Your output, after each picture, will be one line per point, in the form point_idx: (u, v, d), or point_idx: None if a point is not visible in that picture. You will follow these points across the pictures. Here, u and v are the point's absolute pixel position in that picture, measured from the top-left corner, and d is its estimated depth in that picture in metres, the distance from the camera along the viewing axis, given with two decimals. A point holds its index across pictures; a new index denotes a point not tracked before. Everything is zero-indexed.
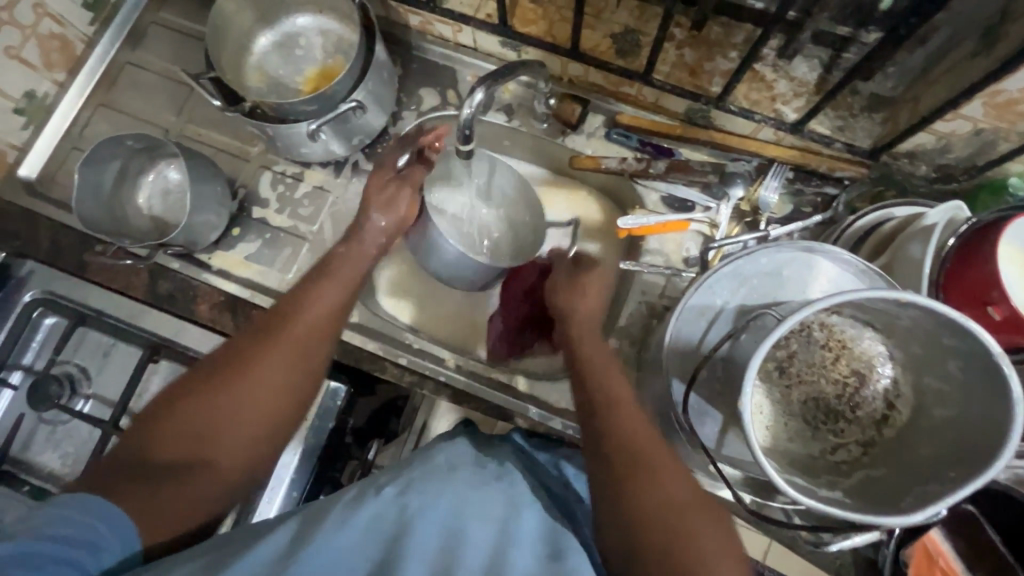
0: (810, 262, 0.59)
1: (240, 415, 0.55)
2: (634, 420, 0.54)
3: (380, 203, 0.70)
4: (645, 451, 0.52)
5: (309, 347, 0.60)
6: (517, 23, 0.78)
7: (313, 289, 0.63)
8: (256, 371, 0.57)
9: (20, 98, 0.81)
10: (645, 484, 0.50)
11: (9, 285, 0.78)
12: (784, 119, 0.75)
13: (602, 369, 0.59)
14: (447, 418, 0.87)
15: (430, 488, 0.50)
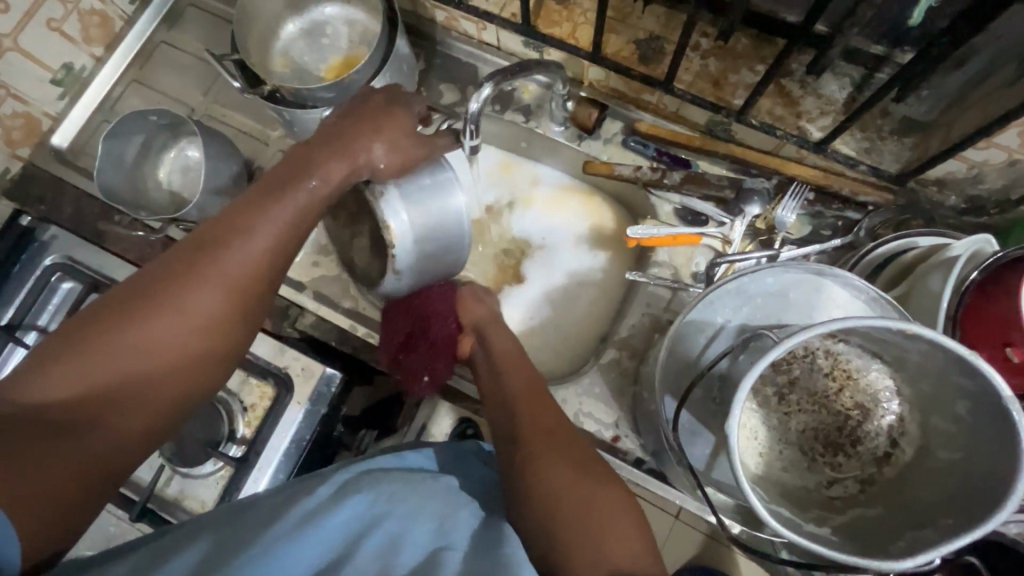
0: (820, 285, 0.56)
1: (168, 356, 0.48)
2: (540, 410, 0.58)
3: (392, 138, 0.63)
4: (550, 428, 0.56)
5: (251, 283, 0.53)
6: (539, 24, 0.78)
7: (256, 216, 0.55)
8: (185, 309, 0.49)
9: (58, 70, 0.84)
10: (550, 456, 0.52)
11: (33, 248, 0.82)
12: (808, 137, 0.72)
13: (509, 368, 0.64)
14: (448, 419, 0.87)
15: (366, 483, 0.50)
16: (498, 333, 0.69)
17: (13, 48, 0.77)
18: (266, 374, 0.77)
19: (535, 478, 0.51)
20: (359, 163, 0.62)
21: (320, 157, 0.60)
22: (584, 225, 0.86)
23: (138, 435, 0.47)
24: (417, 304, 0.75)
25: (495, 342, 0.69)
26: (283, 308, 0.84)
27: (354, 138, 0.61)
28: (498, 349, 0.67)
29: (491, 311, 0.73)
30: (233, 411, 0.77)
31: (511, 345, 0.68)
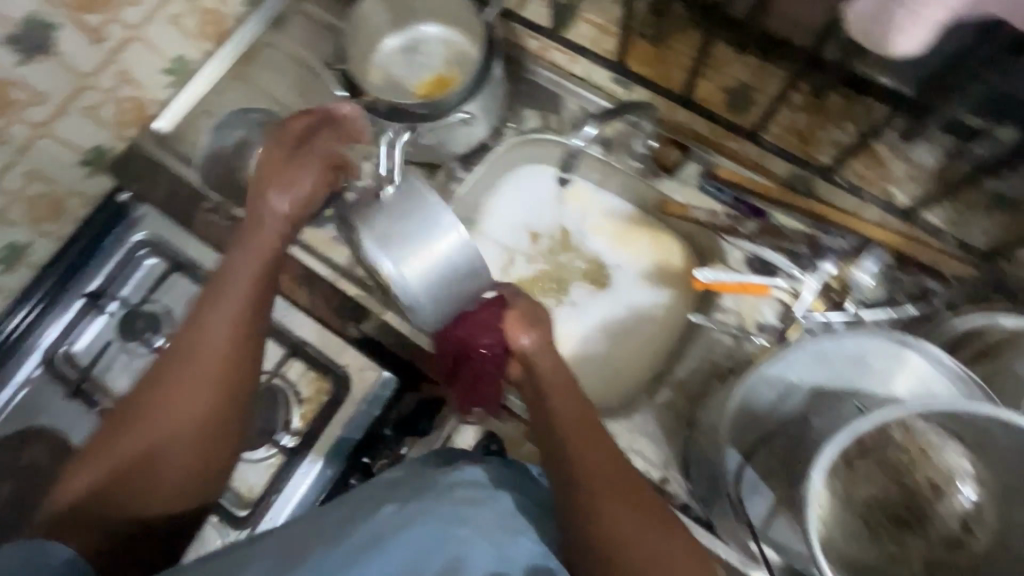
0: (902, 355, 0.55)
1: (162, 433, 0.55)
2: (596, 448, 0.53)
3: (285, 180, 0.64)
4: (610, 482, 0.52)
5: (225, 351, 0.57)
6: (631, 62, 0.80)
7: (219, 289, 0.59)
8: (169, 390, 0.55)
9: (171, 60, 0.89)
10: (611, 516, 0.50)
11: (126, 222, 0.89)
12: (894, 202, 0.74)
13: (564, 391, 0.57)
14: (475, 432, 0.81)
15: (431, 505, 0.52)
16: (548, 363, 0.58)
17: (139, 37, 0.82)
18: (328, 370, 0.81)
19: (601, 540, 0.49)
20: (261, 215, 0.63)
21: (254, 218, 0.62)
22: (650, 261, 0.87)
23: (158, 500, 0.55)
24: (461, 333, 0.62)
25: (540, 378, 0.58)
26: (349, 306, 0.83)
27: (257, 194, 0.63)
28: (543, 385, 0.58)
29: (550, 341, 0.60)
30: (289, 400, 0.81)
31: (559, 377, 0.58)
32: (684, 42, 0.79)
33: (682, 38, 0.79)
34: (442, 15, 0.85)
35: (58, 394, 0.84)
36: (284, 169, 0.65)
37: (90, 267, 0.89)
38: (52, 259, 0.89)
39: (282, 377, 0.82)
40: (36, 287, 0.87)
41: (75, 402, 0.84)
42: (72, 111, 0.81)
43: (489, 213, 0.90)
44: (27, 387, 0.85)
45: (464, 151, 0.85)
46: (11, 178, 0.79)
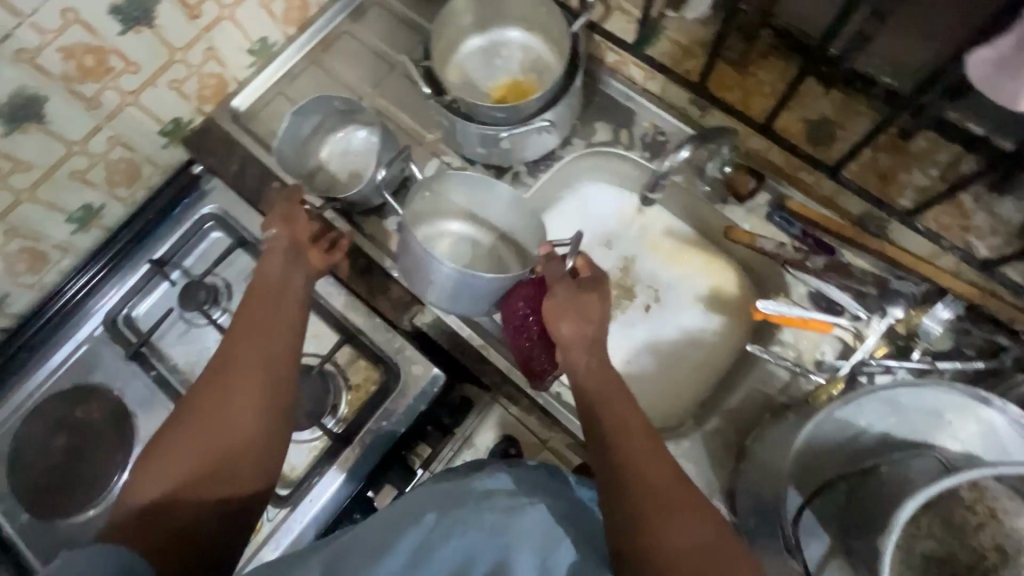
0: (977, 412, 0.53)
1: (219, 441, 0.53)
2: (646, 454, 0.51)
3: (277, 220, 0.71)
4: (658, 489, 0.48)
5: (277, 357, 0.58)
6: (711, 86, 0.80)
7: (259, 309, 0.61)
8: (224, 397, 0.54)
9: (255, 42, 0.91)
10: (664, 529, 0.46)
11: (196, 195, 0.92)
12: (974, 253, 0.70)
13: (614, 391, 0.56)
14: (492, 430, 0.91)
15: (470, 514, 0.52)
16: (583, 361, 0.58)
17: (229, 17, 0.84)
18: (379, 360, 0.82)
19: (659, 558, 0.45)
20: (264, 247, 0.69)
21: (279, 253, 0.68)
22: (706, 284, 0.86)
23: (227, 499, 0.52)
24: (512, 311, 0.73)
25: (578, 372, 0.58)
26: (405, 301, 0.85)
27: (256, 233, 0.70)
28: (582, 384, 0.57)
29: (598, 332, 0.60)
30: (339, 386, 0.83)
31: (602, 376, 0.57)
32: (769, 71, 0.77)
33: (765, 66, 0.78)
34: (525, 20, 0.85)
35: (116, 355, 0.87)
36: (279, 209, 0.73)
37: (159, 235, 0.92)
38: (121, 224, 0.93)
39: (333, 363, 0.84)
40: (106, 247, 0.92)
41: (132, 364, 0.86)
42: (159, 83, 0.83)
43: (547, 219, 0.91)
44: (87, 344, 0.88)
45: (535, 156, 0.84)
46: (97, 142, 0.81)
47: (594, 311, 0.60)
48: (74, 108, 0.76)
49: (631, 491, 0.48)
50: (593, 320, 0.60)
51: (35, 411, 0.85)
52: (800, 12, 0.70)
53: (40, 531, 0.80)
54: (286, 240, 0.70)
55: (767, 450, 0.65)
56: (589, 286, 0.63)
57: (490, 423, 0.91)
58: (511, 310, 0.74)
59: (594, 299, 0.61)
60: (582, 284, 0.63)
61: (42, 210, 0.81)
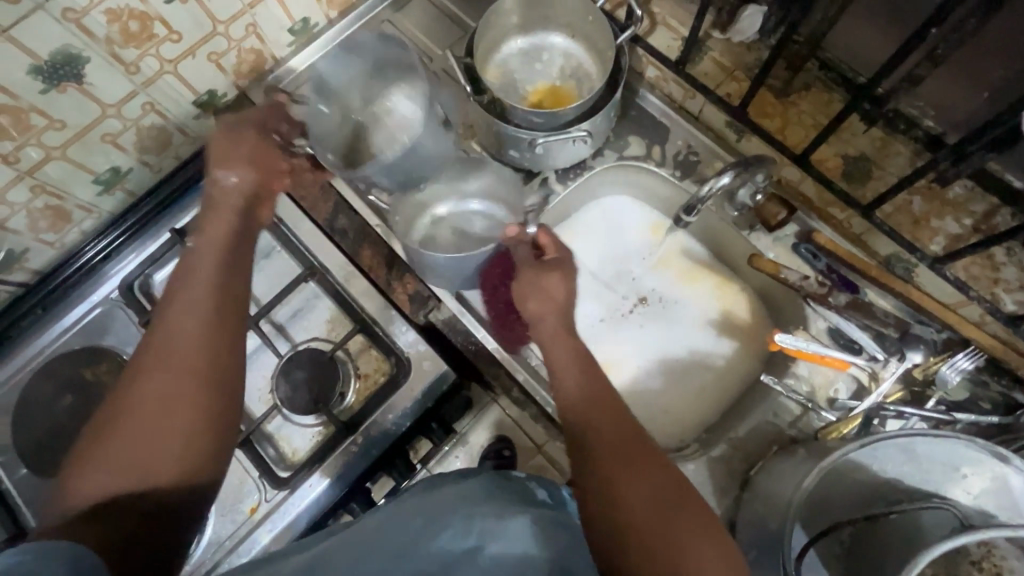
0: (999, 471, 0.52)
1: (149, 425, 0.47)
2: (612, 416, 0.55)
3: (230, 161, 0.65)
4: (620, 444, 0.52)
5: (209, 327, 0.52)
6: (752, 112, 0.79)
7: (187, 278, 0.55)
8: (148, 380, 0.49)
9: (297, 21, 0.91)
10: (623, 477, 0.49)
11: None
12: (1000, 306, 0.70)
13: (585, 364, 0.61)
14: (486, 432, 0.84)
15: (454, 518, 0.53)
16: (553, 338, 0.63)
17: None
18: (389, 352, 0.82)
19: (614, 503, 0.48)
20: (213, 194, 0.63)
21: (218, 214, 0.62)
22: (717, 308, 0.86)
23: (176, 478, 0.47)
24: (491, 281, 0.80)
25: (547, 344, 0.63)
26: (421, 296, 0.85)
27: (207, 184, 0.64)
28: (552, 360, 0.62)
29: (558, 306, 0.65)
30: (347, 373, 0.83)
31: (572, 352, 0.62)
32: (811, 101, 0.77)
33: (808, 96, 0.77)
34: (570, 27, 0.85)
35: (128, 320, 0.87)
36: (235, 146, 0.66)
37: (182, 205, 0.92)
38: (147, 190, 0.93)
39: (344, 350, 0.84)
40: (129, 212, 0.92)
41: (144, 331, 0.86)
42: (199, 54, 0.83)
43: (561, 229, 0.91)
44: (101, 307, 0.88)
45: (566, 164, 0.84)
46: (131, 107, 0.82)
47: (555, 291, 0.66)
48: (113, 71, 0.76)
49: (595, 447, 0.53)
50: (557, 299, 0.66)
51: (44, 368, 0.85)
52: (856, 46, 0.71)
53: (37, 487, 0.80)
54: (240, 194, 0.64)
55: (774, 482, 0.64)
56: (551, 265, 0.68)
57: (484, 422, 0.84)
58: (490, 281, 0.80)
59: (555, 278, 0.67)
60: (546, 264, 0.68)
61: (70, 169, 0.81)
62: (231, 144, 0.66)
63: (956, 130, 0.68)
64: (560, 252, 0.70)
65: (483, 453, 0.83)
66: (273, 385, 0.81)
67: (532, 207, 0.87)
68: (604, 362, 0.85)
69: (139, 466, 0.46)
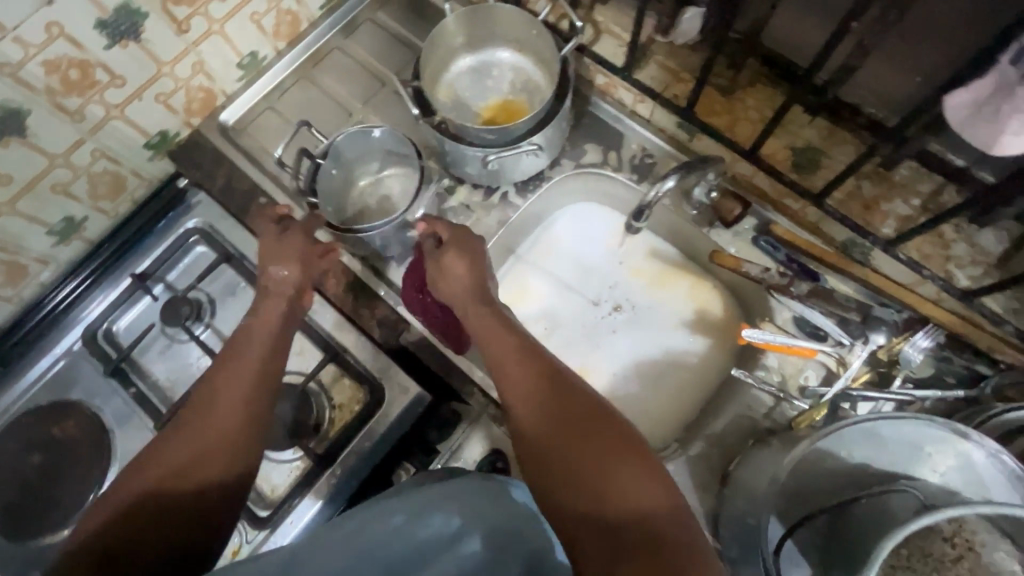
0: (961, 447, 0.53)
1: (174, 467, 0.51)
2: (538, 378, 0.55)
3: (278, 257, 0.69)
4: (546, 400, 0.53)
5: (248, 395, 0.57)
6: (698, 111, 0.80)
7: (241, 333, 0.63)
8: (193, 415, 0.55)
9: (245, 56, 0.91)
10: (547, 435, 0.51)
11: (181, 209, 0.92)
12: (954, 283, 0.71)
13: (510, 331, 0.61)
14: (480, 446, 0.79)
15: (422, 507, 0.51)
16: (467, 308, 0.64)
17: (219, 31, 0.83)
18: (362, 379, 0.81)
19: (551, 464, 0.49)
20: (267, 287, 0.68)
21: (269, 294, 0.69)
22: (690, 307, 0.87)
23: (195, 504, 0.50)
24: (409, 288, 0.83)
25: (468, 321, 0.64)
26: (391, 320, 0.85)
27: (267, 262, 0.69)
28: (477, 334, 0.62)
29: (468, 285, 0.66)
30: (322, 405, 0.82)
31: (480, 321, 0.63)
32: (756, 97, 0.78)
33: (754, 92, 0.78)
34: (516, 42, 0.86)
35: (94, 370, 0.86)
36: (280, 243, 0.70)
37: (142, 249, 0.91)
38: (105, 236, 0.92)
39: (316, 382, 0.83)
40: (88, 259, 0.91)
41: (111, 381, 0.84)
42: (146, 96, 0.82)
43: (521, 253, 0.91)
44: (65, 360, 0.86)
45: (526, 176, 0.85)
46: (80, 154, 0.80)
47: (456, 267, 0.66)
48: (58, 121, 0.74)
49: (531, 413, 0.53)
50: (463, 275, 0.66)
51: (8, 427, 0.83)
52: (794, 36, 0.72)
53: (11, 551, 0.78)
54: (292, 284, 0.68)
55: (750, 477, 0.65)
56: (449, 244, 0.68)
57: (475, 435, 0.79)
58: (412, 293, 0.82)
59: (452, 256, 0.67)
60: (441, 245, 0.69)
61: (23, 222, 0.80)
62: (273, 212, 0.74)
63: (897, 113, 0.69)
64: (455, 230, 0.70)
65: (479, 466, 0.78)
66: None
67: (495, 223, 0.87)
68: (582, 367, 0.85)
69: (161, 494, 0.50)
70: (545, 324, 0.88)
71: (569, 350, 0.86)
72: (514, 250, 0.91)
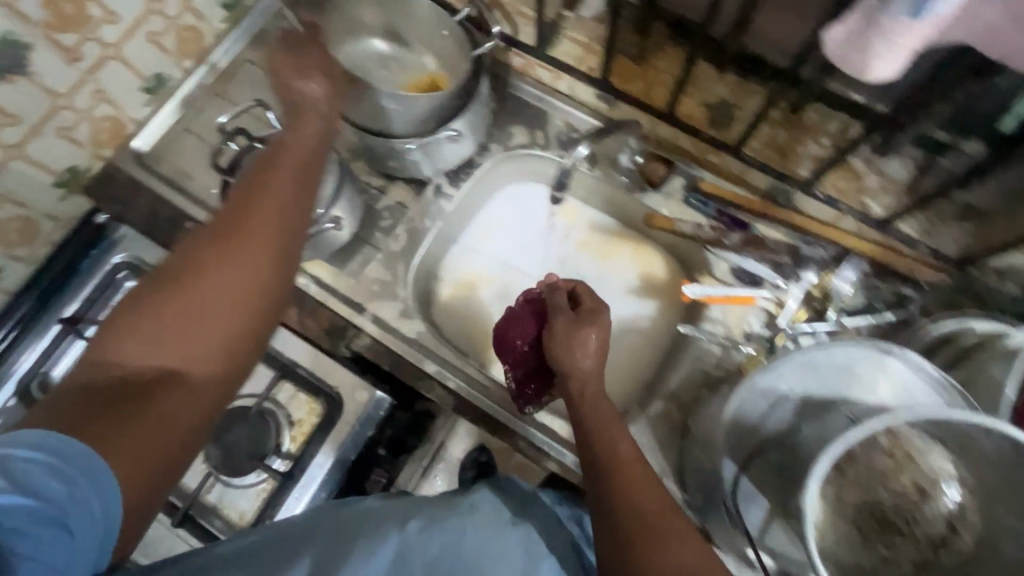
0: (883, 363, 0.57)
1: (184, 351, 0.50)
2: (644, 484, 0.51)
3: (294, 70, 0.65)
4: (648, 509, 0.49)
5: (256, 273, 0.53)
6: (616, 80, 0.83)
7: (255, 190, 0.56)
8: (205, 282, 0.51)
9: (149, 79, 0.87)
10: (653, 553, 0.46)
11: (105, 244, 0.89)
12: (870, 213, 0.77)
13: (616, 422, 0.56)
14: (463, 443, 0.87)
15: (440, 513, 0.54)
16: (581, 397, 0.58)
17: (116, 56, 0.80)
18: (319, 391, 0.80)
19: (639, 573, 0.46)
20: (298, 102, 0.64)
21: (277, 165, 0.59)
22: (636, 273, 0.88)
23: (198, 387, 0.50)
24: (509, 327, 0.73)
25: (581, 408, 0.58)
26: (339, 326, 0.84)
27: (291, 86, 0.65)
28: (583, 417, 0.57)
29: (598, 370, 0.60)
30: (280, 424, 0.80)
31: (596, 408, 0.57)
32: (667, 61, 0.77)
33: (663, 56, 0.77)
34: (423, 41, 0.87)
35: None
36: (290, 62, 0.65)
37: (69, 292, 0.87)
38: (26, 285, 0.87)
39: (271, 401, 0.81)
40: (9, 312, 0.86)
41: None
42: (47, 132, 0.78)
43: (464, 241, 0.91)
44: None
45: (455, 164, 0.86)
46: None
47: (589, 345, 0.60)
48: None
49: (629, 517, 0.49)
50: (591, 357, 0.60)
51: None
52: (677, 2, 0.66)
53: None
54: (322, 100, 0.65)
55: (704, 426, 0.67)
56: (586, 317, 0.63)
57: (458, 434, 0.87)
58: (515, 330, 0.72)
59: (592, 334, 0.60)
60: (581, 315, 0.63)
61: None
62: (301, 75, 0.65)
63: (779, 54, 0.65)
64: (595, 303, 0.64)
65: (463, 464, 0.85)
66: (205, 452, 0.78)
67: (434, 214, 0.87)
68: None
69: (163, 370, 0.49)
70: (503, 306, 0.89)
71: None
72: (457, 240, 0.91)
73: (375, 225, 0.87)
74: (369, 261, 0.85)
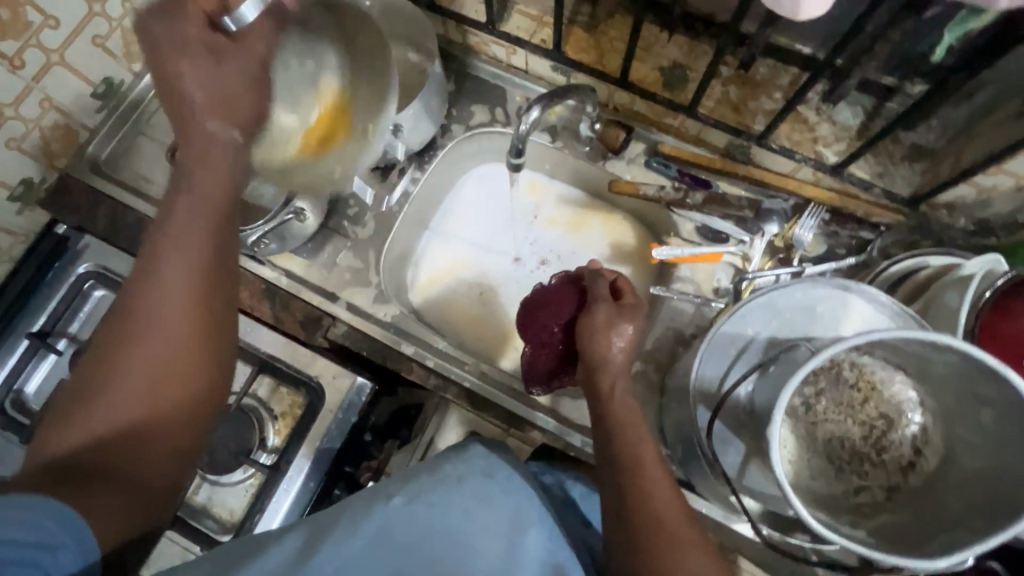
0: (845, 300, 0.59)
1: (134, 415, 0.50)
2: (660, 484, 0.52)
3: (212, 105, 0.52)
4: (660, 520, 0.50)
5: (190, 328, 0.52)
6: (568, 51, 0.81)
7: (164, 244, 0.52)
8: (139, 348, 0.50)
9: (98, 84, 0.85)
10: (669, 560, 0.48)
11: (68, 255, 0.86)
12: (824, 161, 0.76)
13: (632, 412, 0.56)
14: (455, 432, 0.90)
15: (422, 487, 0.54)
16: (607, 390, 0.57)
17: (60, 61, 0.78)
18: (300, 383, 0.79)
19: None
20: (203, 137, 0.52)
21: (183, 201, 0.53)
22: (607, 242, 0.90)
23: (159, 446, 0.51)
24: (535, 312, 0.74)
25: (608, 398, 0.57)
26: (313, 317, 0.84)
27: (190, 114, 0.52)
28: (605, 415, 0.57)
29: (627, 358, 0.59)
30: (262, 418, 0.80)
31: (620, 404, 0.56)
32: (617, 27, 0.77)
33: (614, 23, 0.77)
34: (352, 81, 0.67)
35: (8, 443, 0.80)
36: (204, 87, 0.51)
37: (37, 305, 0.85)
38: None
39: (252, 396, 0.81)
40: None
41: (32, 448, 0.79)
42: None
43: (437, 225, 0.92)
44: None
45: (418, 150, 0.85)
46: None
47: (619, 339, 0.59)
48: None
49: (641, 522, 0.50)
50: (619, 351, 0.58)
51: None
52: None
53: None
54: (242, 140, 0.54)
55: (678, 379, 0.69)
56: (628, 311, 0.60)
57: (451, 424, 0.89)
58: (551, 307, 0.72)
59: (630, 328, 0.59)
60: (622, 308, 0.61)
61: None
62: (203, 59, 0.51)
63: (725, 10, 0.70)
64: (636, 298, 0.62)
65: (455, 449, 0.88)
66: None
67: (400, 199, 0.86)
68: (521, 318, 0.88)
69: (120, 437, 0.49)
70: (479, 288, 0.89)
71: (508, 304, 0.89)
72: (426, 223, 0.91)
73: (343, 213, 0.86)
74: (338, 251, 0.85)
